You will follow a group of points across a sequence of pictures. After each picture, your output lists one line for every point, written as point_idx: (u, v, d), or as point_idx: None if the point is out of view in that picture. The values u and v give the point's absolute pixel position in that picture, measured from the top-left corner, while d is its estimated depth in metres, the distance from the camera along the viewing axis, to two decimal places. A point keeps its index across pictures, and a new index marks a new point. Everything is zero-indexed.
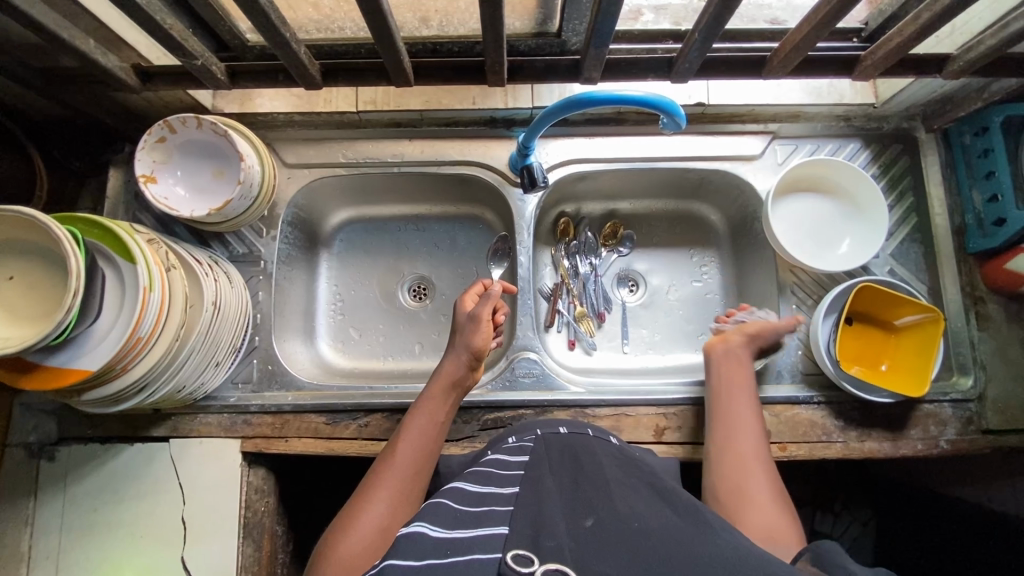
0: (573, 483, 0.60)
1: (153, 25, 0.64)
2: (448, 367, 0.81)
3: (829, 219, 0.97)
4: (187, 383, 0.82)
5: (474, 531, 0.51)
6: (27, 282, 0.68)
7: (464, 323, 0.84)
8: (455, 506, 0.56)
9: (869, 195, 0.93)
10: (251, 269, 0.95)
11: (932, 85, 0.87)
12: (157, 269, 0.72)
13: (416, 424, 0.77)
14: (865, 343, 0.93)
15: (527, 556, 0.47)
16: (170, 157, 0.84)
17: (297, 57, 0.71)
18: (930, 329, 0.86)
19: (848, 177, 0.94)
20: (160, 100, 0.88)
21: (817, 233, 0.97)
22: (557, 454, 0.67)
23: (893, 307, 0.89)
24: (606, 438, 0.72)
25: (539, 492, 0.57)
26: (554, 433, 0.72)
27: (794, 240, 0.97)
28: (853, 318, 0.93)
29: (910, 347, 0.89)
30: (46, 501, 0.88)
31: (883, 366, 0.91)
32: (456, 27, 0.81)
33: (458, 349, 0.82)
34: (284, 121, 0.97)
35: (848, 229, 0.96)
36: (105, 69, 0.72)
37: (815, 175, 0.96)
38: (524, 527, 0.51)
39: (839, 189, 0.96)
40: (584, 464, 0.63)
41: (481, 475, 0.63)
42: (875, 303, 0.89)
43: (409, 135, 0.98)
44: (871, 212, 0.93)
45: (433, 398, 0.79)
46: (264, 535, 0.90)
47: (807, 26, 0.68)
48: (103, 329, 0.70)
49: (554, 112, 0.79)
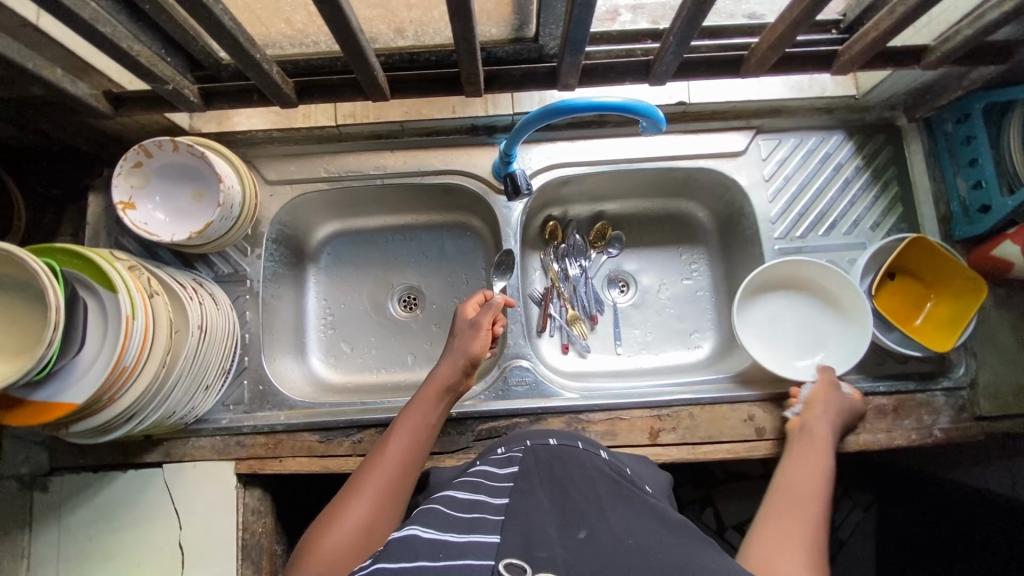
0: (563, 493, 0.60)
1: (120, 53, 0.63)
2: (442, 370, 0.81)
3: (817, 324, 0.95)
4: (177, 408, 0.82)
5: (466, 536, 0.51)
6: (6, 316, 0.67)
7: (463, 328, 0.84)
8: (448, 512, 0.56)
9: (856, 306, 0.90)
10: (237, 289, 0.95)
11: (911, 76, 0.86)
12: (139, 295, 0.72)
13: (407, 426, 0.76)
14: (903, 296, 0.93)
15: (519, 565, 0.47)
16: (148, 181, 0.83)
17: (271, 77, 0.70)
18: (974, 291, 0.86)
19: (835, 281, 0.91)
20: (136, 124, 0.87)
21: (802, 336, 0.95)
22: (547, 467, 0.66)
23: (938, 265, 0.89)
24: (596, 452, 0.71)
25: (529, 501, 0.57)
26: (544, 444, 0.72)
27: (773, 333, 0.95)
28: (894, 273, 0.93)
29: (948, 306, 0.89)
30: (41, 532, 0.87)
31: (918, 321, 0.91)
32: (430, 37, 0.80)
33: (452, 354, 0.82)
34: (264, 138, 0.96)
35: (832, 334, 0.93)
36: (75, 97, 0.71)
37: (797, 274, 0.95)
38: (515, 536, 0.51)
39: (831, 297, 0.93)
40: (575, 478, 0.63)
41: (470, 484, 0.63)
42: (924, 258, 0.89)
43: (391, 147, 0.97)
44: (854, 316, 0.90)
45: (426, 400, 0.79)
46: (263, 555, 0.90)
47: (783, 26, 0.68)
48: (87, 359, 0.69)
49: (534, 121, 0.79)
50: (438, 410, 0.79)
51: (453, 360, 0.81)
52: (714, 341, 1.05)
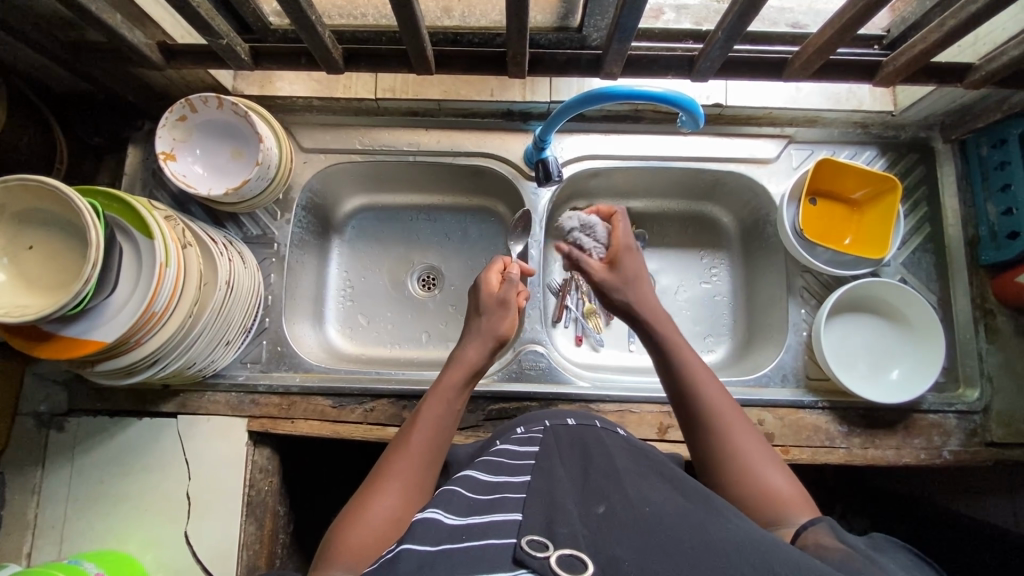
0: (582, 473, 0.59)
1: (181, 3, 0.64)
2: (470, 353, 0.77)
3: (885, 346, 0.92)
4: (197, 361, 0.83)
5: (487, 517, 0.51)
6: (46, 252, 0.69)
7: (492, 304, 0.82)
8: (468, 494, 0.56)
9: (928, 326, 0.88)
10: (264, 251, 0.96)
11: (951, 95, 0.86)
12: (173, 246, 0.73)
13: (430, 412, 0.72)
14: (831, 220, 0.96)
15: (541, 542, 0.46)
16: (190, 135, 0.85)
17: (322, 42, 0.71)
18: (889, 193, 0.90)
19: (909, 304, 0.90)
20: (182, 80, 0.89)
21: (868, 356, 0.92)
22: (566, 444, 0.66)
23: (855, 180, 0.92)
24: (613, 428, 0.71)
25: (550, 479, 0.57)
26: (562, 424, 0.72)
27: (846, 355, 0.92)
28: (814, 198, 0.96)
29: (871, 218, 0.93)
30: (53, 469, 0.89)
31: (846, 240, 0.96)
32: (477, 19, 0.81)
33: (481, 336, 0.79)
34: (303, 105, 0.98)
35: (900, 357, 0.91)
36: (131, 45, 0.72)
37: (862, 296, 0.93)
38: (536, 513, 0.51)
39: (902, 319, 0.92)
40: (593, 455, 0.62)
41: (491, 464, 0.64)
42: (837, 177, 0.92)
43: (427, 125, 0.99)
44: (924, 335, 0.89)
45: (453, 383, 0.75)
46: (267, 514, 0.91)
47: (830, 30, 0.68)
48: (118, 303, 0.71)
49: (572, 107, 0.79)
50: (464, 395, 0.76)
51: (484, 338, 0.79)
52: (728, 346, 1.04)
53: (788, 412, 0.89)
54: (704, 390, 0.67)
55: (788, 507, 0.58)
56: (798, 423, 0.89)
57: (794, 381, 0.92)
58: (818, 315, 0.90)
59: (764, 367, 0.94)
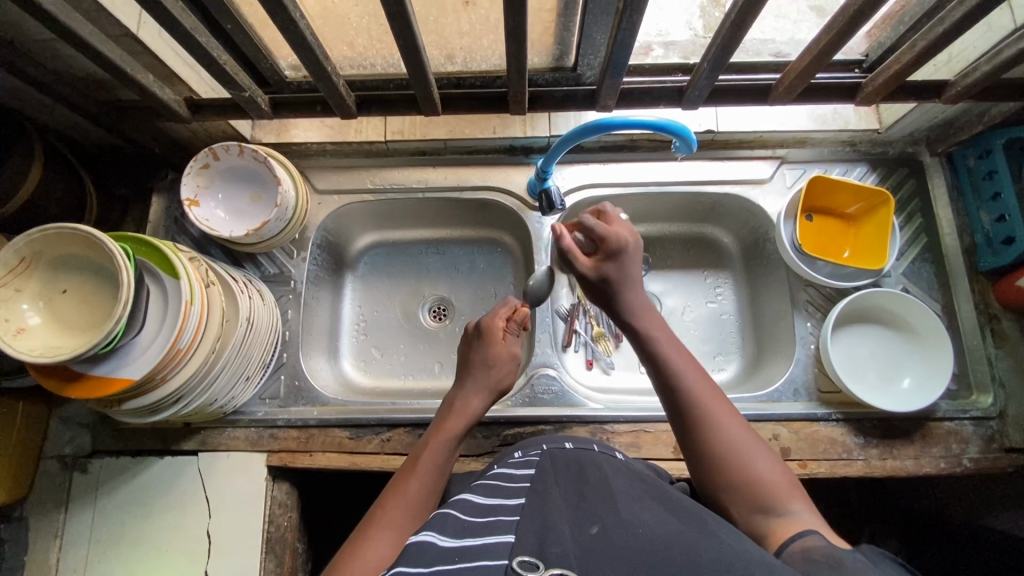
0: (578, 494, 0.57)
1: (209, 59, 0.70)
2: (474, 403, 0.78)
3: (892, 356, 0.93)
4: (219, 395, 0.85)
5: (482, 540, 0.50)
6: (81, 294, 0.73)
7: (503, 355, 0.82)
8: (463, 517, 0.55)
9: (935, 337, 0.90)
10: (282, 289, 1.00)
11: (932, 112, 0.90)
12: (197, 285, 0.76)
13: (425, 462, 0.71)
14: (828, 234, 0.99)
15: (532, 563, 0.45)
16: (212, 182, 0.90)
17: (336, 89, 0.77)
18: (881, 205, 0.93)
19: (913, 313, 0.91)
20: (204, 131, 0.95)
21: (877, 367, 0.93)
22: (563, 467, 0.64)
23: (844, 196, 0.95)
24: (611, 453, 0.70)
25: (545, 501, 0.56)
26: (560, 448, 0.70)
27: (854, 368, 0.93)
28: (810, 214, 0.99)
29: (868, 231, 0.96)
30: (77, 512, 0.90)
31: (846, 253, 0.98)
32: (478, 63, 0.87)
33: (483, 385, 0.80)
34: (318, 150, 1.04)
35: (907, 367, 0.92)
36: (161, 100, 0.78)
37: (865, 308, 0.94)
38: (529, 534, 0.50)
39: (908, 328, 0.93)
40: (590, 479, 0.61)
41: (488, 487, 0.63)
42: (828, 193, 0.96)
43: (433, 163, 1.04)
44: (931, 343, 0.90)
45: (452, 432, 0.75)
46: (286, 550, 0.91)
47: (808, 56, 0.73)
48: (147, 339, 0.74)
49: (571, 137, 0.83)
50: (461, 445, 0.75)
51: (488, 388, 0.80)
52: (738, 363, 1.05)
53: (803, 426, 0.90)
54: (684, 375, 0.68)
55: (781, 495, 0.59)
56: (813, 436, 0.89)
57: (807, 395, 0.92)
58: (823, 329, 0.91)
59: (776, 381, 0.95)
